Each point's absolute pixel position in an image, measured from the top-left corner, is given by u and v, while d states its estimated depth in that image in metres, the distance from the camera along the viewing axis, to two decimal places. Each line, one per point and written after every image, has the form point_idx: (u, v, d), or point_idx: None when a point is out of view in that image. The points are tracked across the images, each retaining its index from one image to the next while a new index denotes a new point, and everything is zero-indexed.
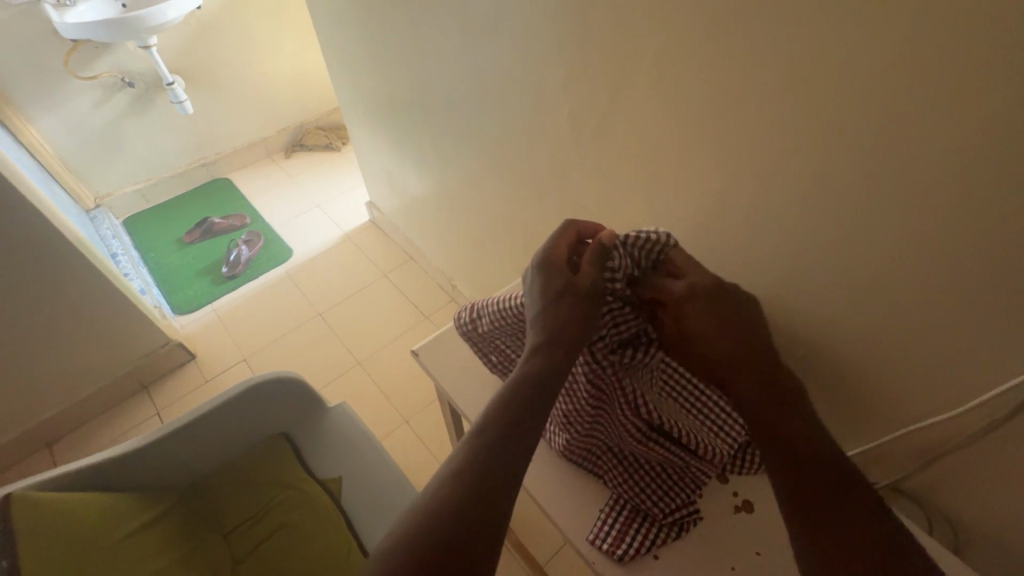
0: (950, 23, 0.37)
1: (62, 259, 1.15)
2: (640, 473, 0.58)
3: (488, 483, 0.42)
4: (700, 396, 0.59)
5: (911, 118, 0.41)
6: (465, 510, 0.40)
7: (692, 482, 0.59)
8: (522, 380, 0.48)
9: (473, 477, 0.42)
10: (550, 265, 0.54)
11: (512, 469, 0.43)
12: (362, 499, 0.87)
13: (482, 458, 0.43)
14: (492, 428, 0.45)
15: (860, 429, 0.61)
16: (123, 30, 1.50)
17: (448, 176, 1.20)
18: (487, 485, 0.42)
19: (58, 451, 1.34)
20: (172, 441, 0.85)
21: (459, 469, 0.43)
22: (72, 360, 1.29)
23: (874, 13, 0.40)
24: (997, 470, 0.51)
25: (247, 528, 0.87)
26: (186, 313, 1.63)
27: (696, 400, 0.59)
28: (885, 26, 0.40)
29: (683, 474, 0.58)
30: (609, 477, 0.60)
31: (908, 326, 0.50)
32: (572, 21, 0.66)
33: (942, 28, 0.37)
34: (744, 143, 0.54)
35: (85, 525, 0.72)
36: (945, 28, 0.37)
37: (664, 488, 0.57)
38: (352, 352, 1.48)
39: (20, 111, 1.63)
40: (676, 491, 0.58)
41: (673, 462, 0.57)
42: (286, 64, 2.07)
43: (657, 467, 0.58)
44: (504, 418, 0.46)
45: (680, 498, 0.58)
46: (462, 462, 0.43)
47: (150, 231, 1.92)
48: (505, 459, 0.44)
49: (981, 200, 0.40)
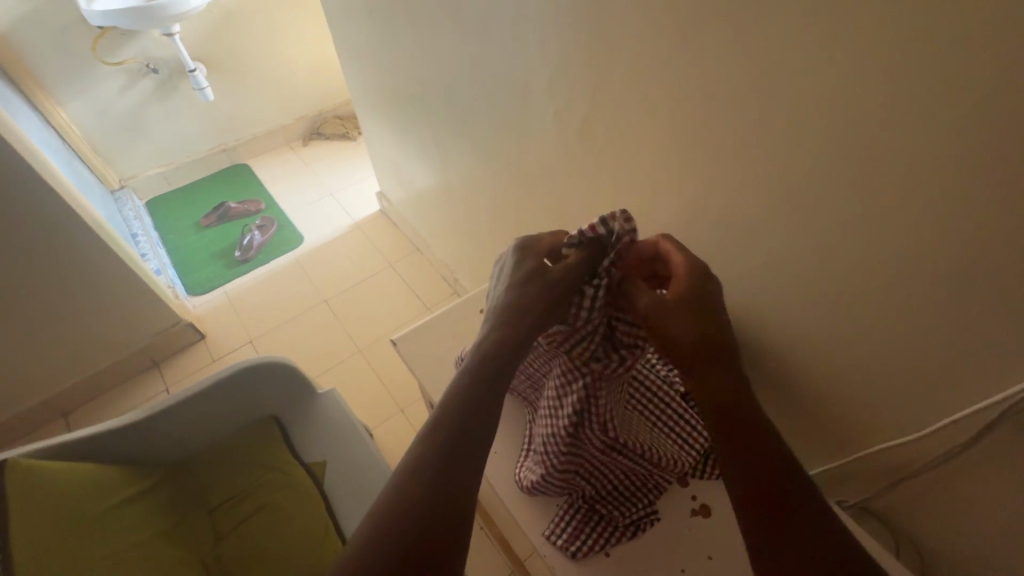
0: (912, 31, 0.37)
1: (81, 241, 1.20)
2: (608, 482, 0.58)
3: (433, 471, 0.42)
4: (665, 409, 0.60)
5: (877, 120, 0.41)
6: (404, 488, 0.41)
7: (653, 488, 0.59)
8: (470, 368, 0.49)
9: (418, 463, 0.43)
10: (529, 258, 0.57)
11: (463, 449, 0.44)
12: (344, 482, 0.91)
13: (430, 446, 0.44)
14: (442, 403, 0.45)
15: (834, 438, 0.61)
16: (147, 19, 1.55)
17: (449, 169, 1.21)
18: (430, 473, 0.42)
19: (74, 420, 1.41)
20: (162, 420, 0.90)
21: None
22: (89, 336, 1.36)
23: (840, 19, 0.40)
24: (963, 486, 0.50)
25: (230, 507, 0.91)
26: (198, 295, 1.68)
27: (662, 412, 0.60)
28: (851, 34, 0.40)
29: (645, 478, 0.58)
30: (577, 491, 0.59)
31: (875, 334, 0.50)
32: (559, 20, 0.67)
33: (905, 35, 0.37)
34: (719, 143, 0.55)
35: (75, 496, 0.76)
36: (908, 36, 0.37)
37: (626, 495, 0.58)
38: (354, 339, 1.51)
39: (51, 95, 1.71)
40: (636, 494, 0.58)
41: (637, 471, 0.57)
42: (306, 53, 2.10)
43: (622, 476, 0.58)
44: (457, 406, 0.46)
45: (640, 503, 0.58)
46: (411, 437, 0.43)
47: (170, 214, 1.99)
48: (451, 447, 0.44)
49: (945, 204, 0.40)
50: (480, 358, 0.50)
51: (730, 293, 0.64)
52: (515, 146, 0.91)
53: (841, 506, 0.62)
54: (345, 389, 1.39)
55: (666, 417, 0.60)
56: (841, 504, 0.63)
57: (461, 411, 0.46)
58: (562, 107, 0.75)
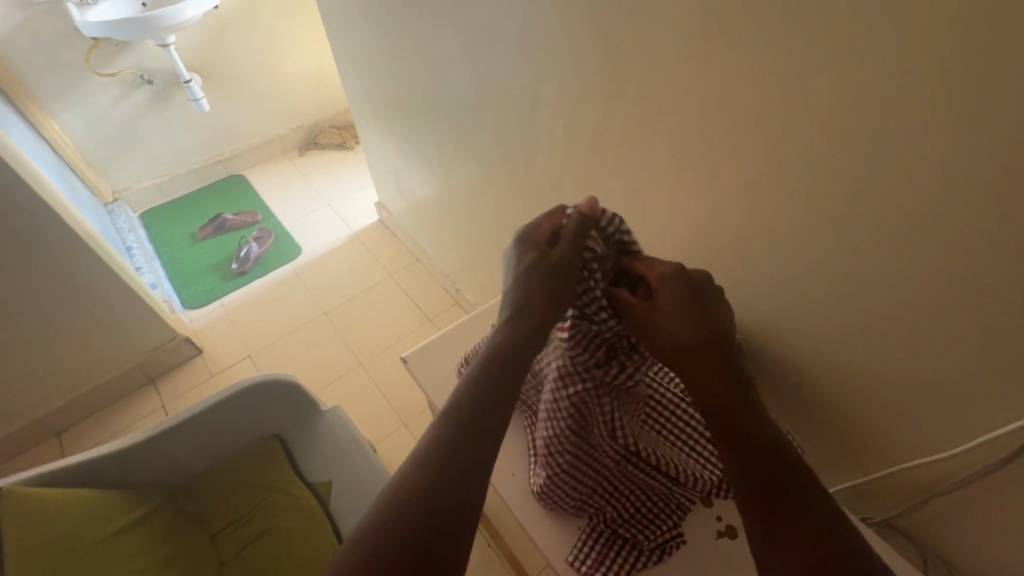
0: (942, 50, 0.36)
1: (76, 256, 1.18)
2: (624, 499, 0.56)
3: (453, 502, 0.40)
4: (674, 416, 0.59)
5: (908, 134, 0.40)
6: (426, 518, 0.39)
7: (677, 507, 0.57)
8: (491, 391, 0.47)
9: (431, 492, 0.40)
10: (528, 245, 0.55)
11: (485, 479, 0.42)
12: (348, 501, 0.90)
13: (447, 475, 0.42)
14: (462, 431, 0.44)
15: (858, 455, 0.59)
16: (142, 29, 1.53)
17: (451, 180, 1.19)
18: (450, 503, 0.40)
19: (68, 439, 1.37)
20: (160, 441, 0.88)
21: (426, 474, 0.41)
22: (83, 353, 1.32)
23: (862, 38, 0.40)
24: (994, 506, 0.49)
25: (234, 530, 0.88)
26: (195, 308, 1.66)
27: (670, 420, 0.59)
28: (876, 52, 0.39)
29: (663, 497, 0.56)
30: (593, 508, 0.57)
31: (903, 352, 0.49)
32: (568, 34, 0.66)
33: (934, 55, 0.37)
34: (737, 156, 0.53)
35: (71, 522, 0.74)
36: (939, 56, 0.36)
37: (649, 515, 0.56)
38: (355, 352, 1.48)
39: (44, 107, 1.68)
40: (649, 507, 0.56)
41: (656, 489, 0.55)
42: (303, 63, 2.09)
43: (639, 493, 0.56)
44: (470, 423, 0.45)
45: (666, 523, 0.56)
46: (431, 467, 0.42)
47: (165, 226, 1.96)
48: (464, 474, 0.42)
49: (979, 218, 0.39)
50: (491, 372, 0.49)
51: (748, 306, 0.63)
52: (522, 158, 0.90)
53: (865, 523, 0.62)
54: (347, 403, 1.37)
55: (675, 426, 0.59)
56: (866, 521, 0.62)
57: (473, 434, 0.44)
58: (571, 120, 0.74)
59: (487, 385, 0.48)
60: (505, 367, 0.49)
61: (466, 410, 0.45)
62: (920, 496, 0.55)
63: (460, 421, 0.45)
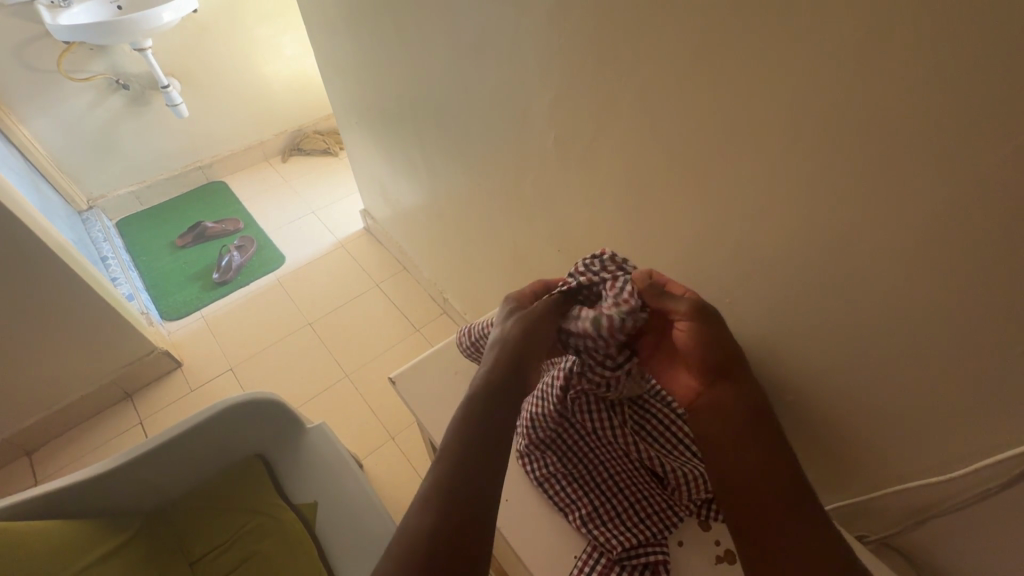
0: (938, 79, 0.36)
1: (48, 268, 1.13)
2: (620, 498, 0.57)
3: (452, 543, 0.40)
4: (675, 422, 0.60)
5: (911, 151, 0.39)
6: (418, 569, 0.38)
7: (667, 516, 0.57)
8: (467, 428, 0.47)
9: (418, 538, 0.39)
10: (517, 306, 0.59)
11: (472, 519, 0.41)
12: (337, 524, 0.88)
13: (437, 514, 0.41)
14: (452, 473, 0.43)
15: (851, 476, 0.59)
16: (118, 34, 1.49)
17: (437, 190, 1.18)
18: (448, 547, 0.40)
19: (38, 459, 1.32)
20: (139, 466, 0.86)
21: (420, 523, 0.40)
22: (55, 368, 1.27)
23: (857, 63, 0.39)
24: (991, 529, 0.49)
25: (215, 557, 0.85)
26: (174, 319, 1.61)
27: (671, 424, 0.60)
28: (869, 78, 0.39)
29: (653, 500, 0.57)
30: (583, 502, 0.58)
31: (899, 376, 0.49)
32: (558, 47, 0.66)
33: (932, 84, 0.36)
34: (732, 173, 0.53)
35: (42, 558, 0.71)
36: (934, 86, 0.36)
37: (640, 515, 0.56)
38: (340, 364, 1.45)
39: (13, 112, 1.62)
40: (651, 519, 0.56)
41: (649, 491, 0.58)
42: (286, 68, 2.06)
43: (634, 494, 0.57)
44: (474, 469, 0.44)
45: (654, 532, 0.56)
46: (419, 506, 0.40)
47: (142, 236, 1.90)
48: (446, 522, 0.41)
49: (984, 243, 0.38)
50: (478, 418, 0.47)
51: (740, 326, 0.62)
52: (510, 168, 0.89)
53: (861, 540, 0.61)
54: (333, 417, 1.33)
55: (676, 430, 0.59)
56: (862, 539, 0.62)
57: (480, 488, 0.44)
58: (562, 133, 0.73)
59: (456, 424, 0.48)
60: (502, 414, 0.48)
61: (458, 445, 0.46)
62: (909, 523, 0.56)
63: (450, 462, 0.45)
